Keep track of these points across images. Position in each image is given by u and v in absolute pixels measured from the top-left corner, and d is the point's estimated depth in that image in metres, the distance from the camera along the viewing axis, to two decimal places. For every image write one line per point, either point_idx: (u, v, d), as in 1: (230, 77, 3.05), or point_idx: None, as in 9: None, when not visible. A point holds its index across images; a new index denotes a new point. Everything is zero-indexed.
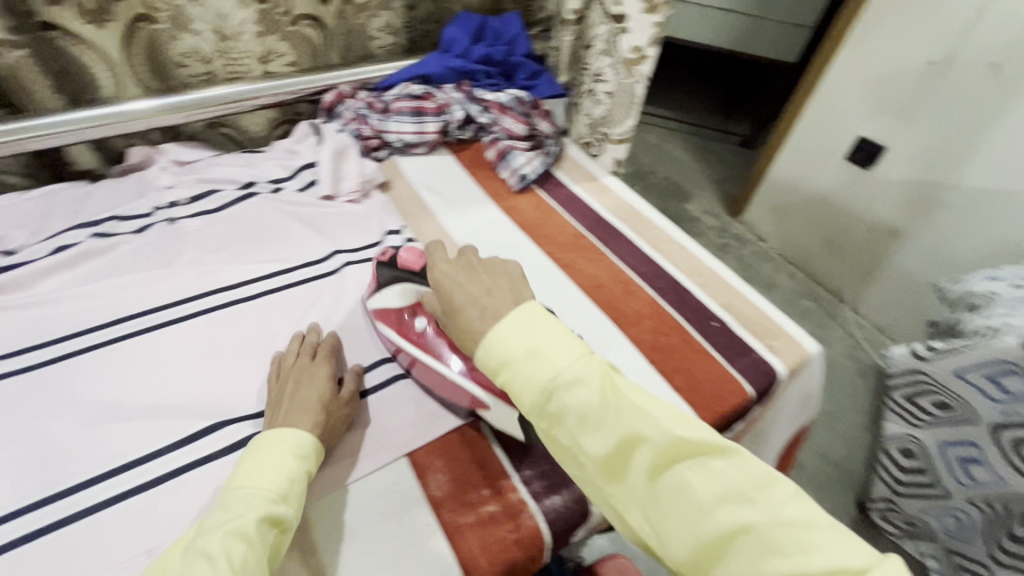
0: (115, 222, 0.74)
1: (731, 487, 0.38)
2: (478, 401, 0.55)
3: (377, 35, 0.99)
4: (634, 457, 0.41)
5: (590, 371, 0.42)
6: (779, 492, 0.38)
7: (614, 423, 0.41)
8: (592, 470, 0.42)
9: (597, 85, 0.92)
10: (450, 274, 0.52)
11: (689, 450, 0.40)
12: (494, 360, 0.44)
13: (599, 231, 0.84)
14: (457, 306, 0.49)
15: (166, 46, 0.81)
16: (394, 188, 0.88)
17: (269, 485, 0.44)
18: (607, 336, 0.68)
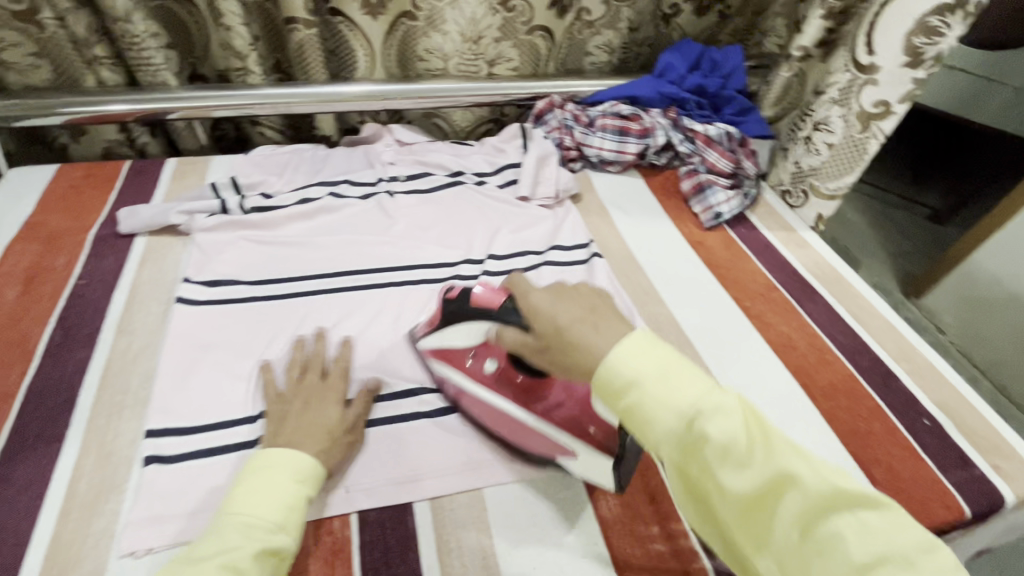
0: (347, 186, 0.83)
1: (890, 546, 0.30)
2: (563, 449, 0.53)
3: (594, 52, 1.01)
4: (780, 504, 0.33)
5: (730, 404, 0.35)
6: (938, 558, 0.30)
7: (763, 460, 0.33)
8: (725, 511, 0.35)
9: (816, 135, 0.86)
10: (544, 302, 0.43)
11: (843, 501, 0.32)
12: (621, 380, 0.37)
13: (793, 288, 0.78)
14: (563, 336, 0.40)
15: (417, 41, 0.90)
16: (584, 200, 0.90)
17: (266, 514, 0.41)
18: (796, 403, 0.64)
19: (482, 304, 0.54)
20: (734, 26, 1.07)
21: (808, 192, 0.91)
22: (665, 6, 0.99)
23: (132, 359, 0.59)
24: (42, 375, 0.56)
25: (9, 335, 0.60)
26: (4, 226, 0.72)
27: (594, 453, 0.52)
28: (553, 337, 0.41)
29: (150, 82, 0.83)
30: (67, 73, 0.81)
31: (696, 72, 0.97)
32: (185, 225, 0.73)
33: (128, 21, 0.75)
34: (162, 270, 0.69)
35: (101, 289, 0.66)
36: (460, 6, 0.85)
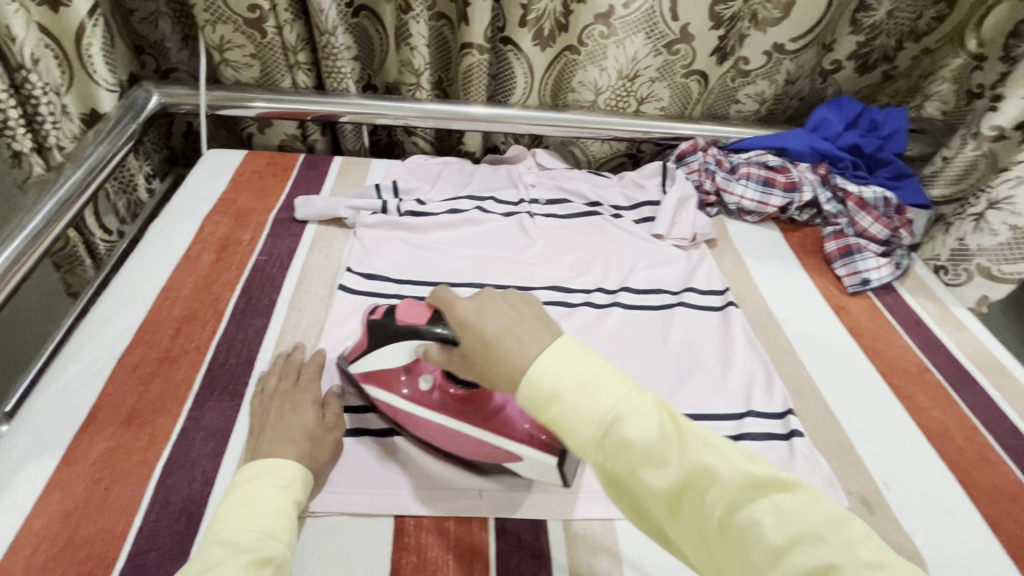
0: (492, 203, 0.87)
1: (802, 525, 0.34)
2: (511, 456, 0.51)
3: (742, 100, 1.00)
4: (701, 494, 0.36)
5: (641, 401, 0.38)
6: (849, 528, 0.34)
7: (680, 456, 0.36)
8: (656, 508, 0.38)
9: (993, 214, 0.80)
10: (470, 315, 0.44)
11: (757, 487, 0.35)
12: (541, 392, 0.39)
13: (950, 373, 0.73)
14: (490, 339, 0.42)
15: (574, 73, 0.93)
16: (719, 246, 0.88)
17: (252, 526, 0.41)
18: (952, 500, 0.59)
19: (405, 321, 0.52)
20: (895, 88, 1.03)
21: (973, 271, 0.85)
22: (827, 62, 0.98)
23: (301, 334, 0.65)
24: (229, 336, 0.64)
25: (204, 295, 0.68)
26: (202, 199, 0.82)
27: (539, 458, 0.50)
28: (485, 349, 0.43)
29: (334, 88, 0.91)
30: (270, 74, 0.90)
31: (852, 130, 0.94)
32: (351, 219, 0.81)
33: (331, 34, 0.83)
34: (328, 257, 0.76)
35: (278, 267, 0.73)
36: (625, 45, 0.89)
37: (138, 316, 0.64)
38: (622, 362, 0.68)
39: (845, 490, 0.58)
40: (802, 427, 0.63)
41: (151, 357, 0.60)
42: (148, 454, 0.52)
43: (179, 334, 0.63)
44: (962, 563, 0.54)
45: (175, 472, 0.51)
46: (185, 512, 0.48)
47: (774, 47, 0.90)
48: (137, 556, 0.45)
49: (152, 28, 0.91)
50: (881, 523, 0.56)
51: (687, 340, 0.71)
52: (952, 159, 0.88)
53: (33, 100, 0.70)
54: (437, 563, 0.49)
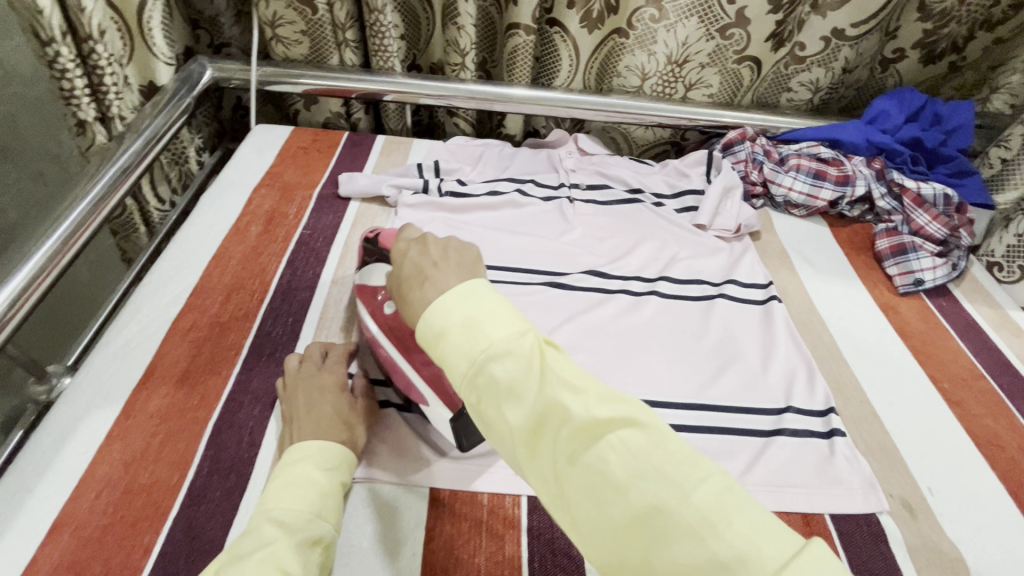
0: (533, 186, 0.87)
1: (647, 465, 0.31)
2: (421, 397, 0.53)
3: (795, 89, 0.96)
4: (555, 433, 0.33)
5: (520, 344, 0.36)
6: (698, 472, 0.31)
7: (538, 391, 0.34)
8: (515, 449, 0.35)
9: None
10: (404, 251, 0.46)
11: (607, 425, 0.32)
12: (431, 331, 0.38)
13: (1005, 380, 0.70)
14: (404, 281, 0.44)
15: (622, 57, 0.91)
16: (763, 239, 0.86)
17: (303, 506, 0.43)
18: (1001, 510, 0.57)
19: (387, 244, 0.59)
20: (961, 81, 0.97)
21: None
22: (888, 49, 0.93)
23: (343, 307, 0.67)
24: (275, 306, 0.66)
25: (252, 265, 0.70)
26: (251, 172, 0.85)
27: (438, 404, 0.51)
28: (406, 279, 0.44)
29: (380, 66, 0.91)
30: (320, 50, 0.92)
31: (913, 123, 0.90)
32: (393, 198, 0.82)
33: (380, 12, 0.83)
34: (369, 234, 0.78)
35: (322, 241, 0.75)
36: (676, 29, 0.86)
37: (191, 282, 0.67)
38: (658, 350, 0.67)
39: (887, 492, 0.57)
40: (844, 427, 0.61)
41: (202, 321, 0.63)
42: (200, 413, 0.54)
43: (228, 301, 0.65)
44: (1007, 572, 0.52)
45: (225, 432, 0.53)
46: (234, 471, 0.50)
47: (834, 33, 0.86)
48: (189, 508, 0.48)
49: (208, 3, 0.93)
50: (924, 529, 0.54)
51: (727, 333, 0.70)
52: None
53: (99, 70, 0.73)
54: (469, 535, 0.50)
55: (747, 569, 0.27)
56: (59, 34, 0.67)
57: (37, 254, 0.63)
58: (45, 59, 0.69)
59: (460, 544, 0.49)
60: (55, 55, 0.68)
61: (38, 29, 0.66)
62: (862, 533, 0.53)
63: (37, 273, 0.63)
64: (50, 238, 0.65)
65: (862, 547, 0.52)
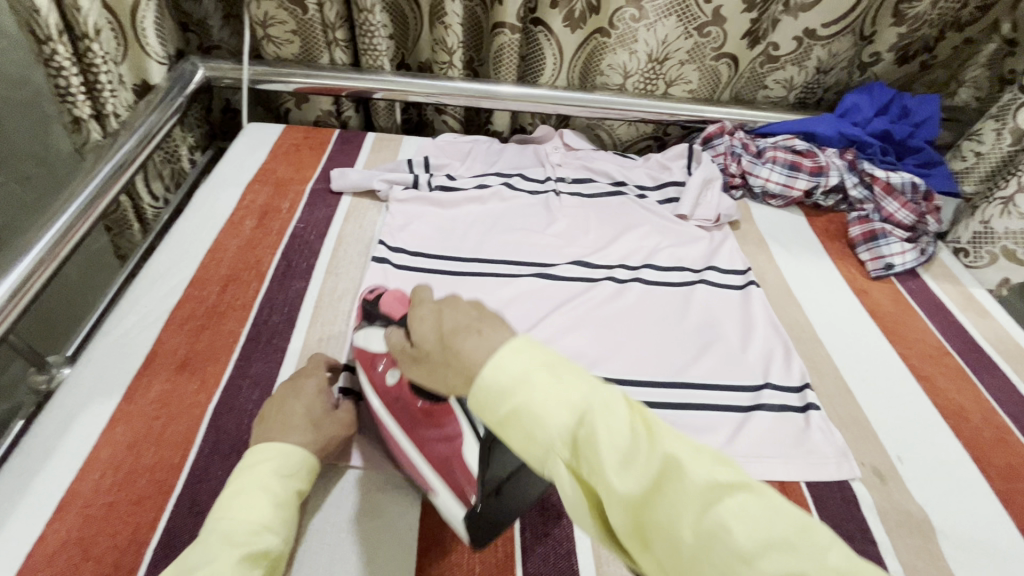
0: (520, 180, 0.89)
1: (781, 535, 0.26)
2: (427, 483, 0.51)
3: (771, 86, 1.00)
4: (661, 496, 0.28)
5: (614, 399, 0.32)
6: (828, 540, 0.26)
7: (642, 452, 0.30)
8: (614, 519, 0.30)
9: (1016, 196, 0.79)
10: (433, 309, 0.38)
11: (724, 488, 0.28)
12: (500, 379, 0.33)
13: (970, 357, 0.73)
14: (446, 345, 0.36)
15: (604, 55, 0.94)
16: (742, 228, 0.89)
17: (255, 518, 0.41)
18: (966, 474, 0.60)
19: (389, 312, 0.51)
20: (931, 78, 1.01)
21: (996, 254, 0.83)
22: (867, 55, 0.96)
23: (337, 297, 0.69)
24: (271, 295, 0.67)
25: (247, 257, 0.72)
26: (244, 168, 0.86)
27: (449, 497, 0.49)
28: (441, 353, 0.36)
29: (369, 65, 0.94)
30: (310, 50, 0.94)
31: (882, 116, 0.94)
32: (385, 193, 0.84)
33: (369, 11, 0.85)
34: (361, 227, 0.80)
35: (316, 234, 0.77)
36: (655, 28, 0.89)
37: (188, 273, 0.68)
38: (642, 333, 0.70)
39: (858, 461, 0.60)
40: (819, 401, 0.64)
41: (200, 311, 0.64)
42: (200, 397, 0.56)
43: (225, 292, 0.67)
44: (970, 531, 0.55)
45: (225, 415, 0.55)
46: (235, 450, 0.52)
47: (806, 32, 0.90)
48: (192, 486, 0.49)
49: (197, 5, 0.95)
50: (893, 494, 0.57)
51: (708, 315, 0.73)
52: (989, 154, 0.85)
53: (93, 68, 0.75)
54: None
55: None
56: (55, 33, 0.69)
57: (36, 247, 0.65)
58: (41, 58, 0.71)
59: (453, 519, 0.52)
60: (51, 54, 0.70)
61: (34, 28, 0.68)
62: (835, 498, 0.57)
63: (37, 265, 0.64)
64: (48, 232, 0.67)
65: (835, 511, 0.56)
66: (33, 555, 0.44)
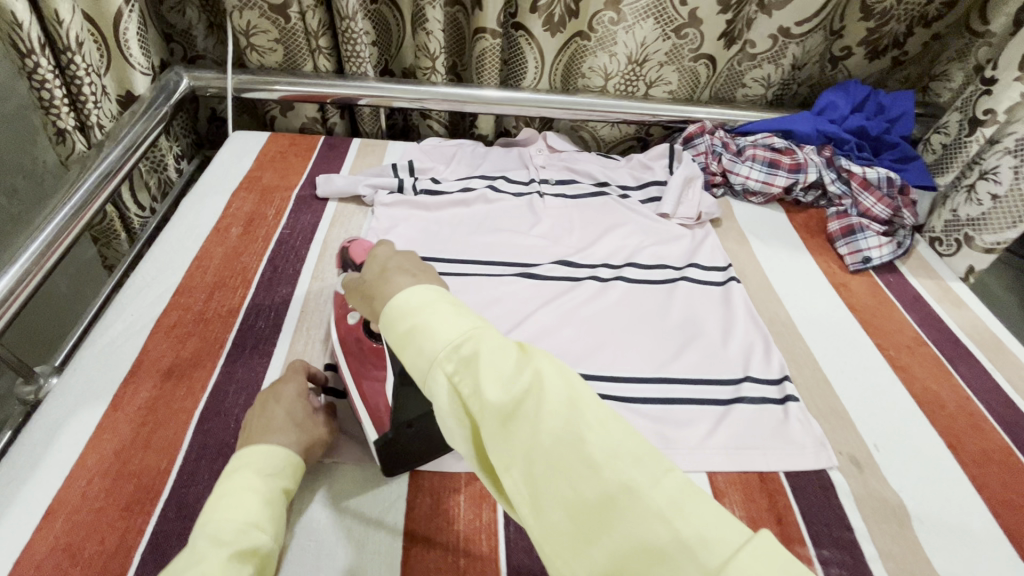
0: (504, 182, 0.91)
1: (621, 446, 0.32)
2: (357, 412, 0.56)
3: (748, 84, 1.01)
4: (527, 410, 0.33)
5: (501, 334, 0.37)
6: (657, 459, 0.32)
7: (518, 373, 0.35)
8: (485, 428, 0.34)
9: (980, 183, 0.83)
10: (383, 258, 0.50)
11: (577, 404, 0.33)
12: (410, 305, 0.39)
13: (945, 346, 0.75)
14: (383, 276, 0.46)
15: (585, 58, 0.96)
16: (723, 226, 0.91)
17: (241, 515, 0.41)
18: (941, 461, 0.61)
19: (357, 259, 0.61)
20: (905, 74, 1.04)
21: (962, 242, 0.87)
22: (836, 48, 0.99)
23: (322, 301, 0.70)
24: (257, 301, 0.68)
25: (233, 264, 0.72)
26: (230, 177, 0.87)
27: (370, 424, 0.54)
28: (377, 273, 0.47)
29: (353, 72, 0.95)
30: (294, 58, 0.95)
31: (859, 113, 0.95)
32: (370, 198, 0.85)
33: (351, 19, 0.86)
34: (347, 232, 0.81)
35: (302, 239, 0.78)
36: (634, 30, 0.91)
37: (174, 281, 0.69)
38: (625, 330, 0.71)
39: (836, 450, 0.61)
40: (798, 393, 0.66)
41: (186, 317, 0.65)
42: (186, 403, 0.57)
43: (211, 298, 0.68)
44: (945, 516, 0.56)
45: (211, 420, 0.55)
46: (221, 455, 0.53)
47: (780, 31, 0.91)
48: (179, 490, 0.50)
49: (181, 16, 0.96)
50: (869, 481, 0.59)
51: (689, 312, 0.74)
52: (953, 148, 0.88)
53: (77, 80, 0.75)
54: (449, 504, 0.53)
55: (705, 548, 0.28)
56: (38, 46, 0.69)
57: (21, 258, 0.65)
58: (24, 70, 0.71)
59: (440, 513, 0.52)
60: (34, 66, 0.71)
61: (17, 42, 0.68)
62: (813, 486, 0.58)
63: (23, 276, 0.64)
64: (33, 243, 0.67)
65: (814, 499, 0.57)
66: (20, 563, 0.45)
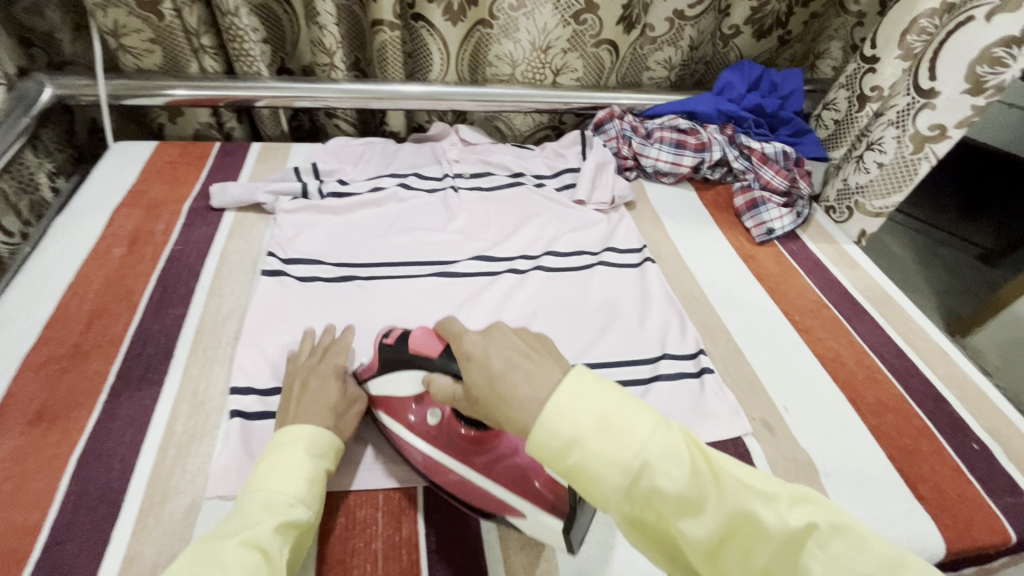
0: (416, 179, 0.88)
1: (854, 570, 0.32)
2: (512, 510, 0.47)
3: (653, 67, 1.04)
4: (741, 542, 0.34)
5: (678, 451, 0.36)
6: (902, 573, 0.32)
7: (717, 501, 0.35)
8: (693, 556, 0.36)
9: (868, 153, 0.89)
10: (471, 347, 0.42)
11: (789, 528, 0.34)
12: (563, 434, 0.36)
13: (843, 306, 0.80)
14: (496, 376, 0.40)
15: (488, 48, 0.95)
16: (638, 208, 0.92)
17: (288, 490, 0.43)
18: (844, 417, 0.65)
19: (416, 350, 0.49)
20: (792, 52, 1.10)
21: (853, 208, 0.93)
22: (725, 26, 1.02)
23: (220, 320, 0.65)
24: (145, 327, 0.62)
25: (115, 289, 0.66)
26: (111, 192, 0.79)
27: (541, 515, 0.45)
28: (489, 387, 0.40)
29: (244, 71, 0.88)
30: (175, 59, 0.87)
31: (755, 92, 1.00)
32: (271, 205, 0.80)
33: (235, 15, 0.80)
34: (247, 244, 0.75)
35: (196, 255, 0.72)
36: (534, 17, 0.90)
37: (44, 314, 0.62)
38: (543, 319, 0.71)
39: (749, 417, 0.64)
40: (712, 365, 0.68)
41: (60, 353, 0.58)
42: (61, 448, 0.51)
43: (90, 329, 0.61)
44: (849, 468, 0.60)
45: (92, 463, 0.50)
46: (104, 501, 0.48)
47: (676, 13, 0.94)
48: (53, 548, 0.45)
49: (40, 18, 0.85)
50: (780, 443, 0.62)
51: (606, 295, 0.75)
52: (842, 120, 0.94)
53: None
54: (366, 521, 0.51)
55: None
56: None
57: None
58: None
59: (356, 534, 0.50)
60: None
61: None
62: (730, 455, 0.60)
63: None
64: None
65: None
66: None
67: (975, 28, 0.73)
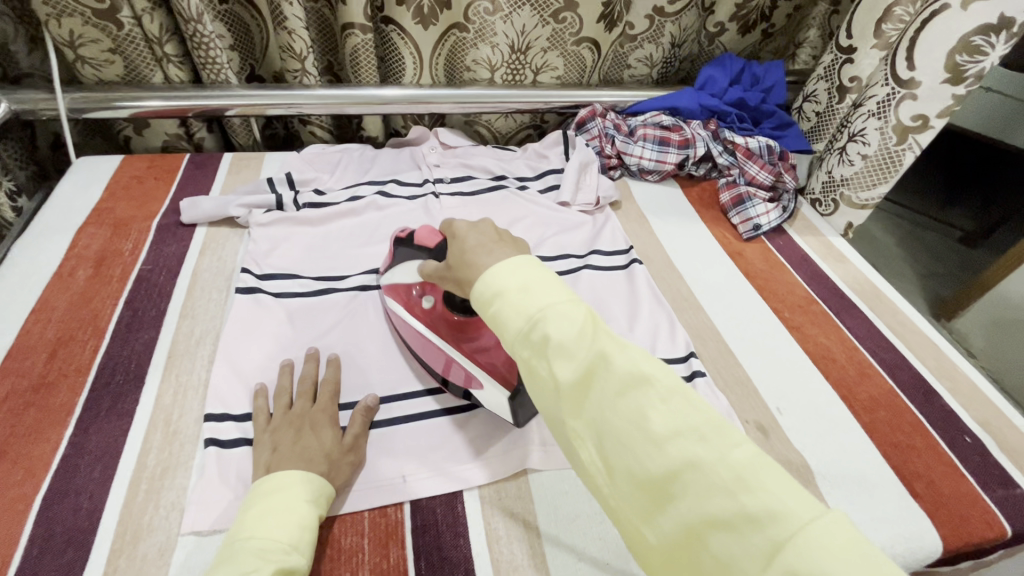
0: (395, 186, 0.85)
1: (689, 423, 0.31)
2: (474, 383, 0.56)
3: (633, 65, 1.02)
4: (595, 387, 0.33)
5: (572, 307, 0.36)
6: (733, 436, 0.31)
7: (588, 347, 0.34)
8: (558, 404, 0.35)
9: (851, 145, 0.88)
10: (459, 227, 0.46)
11: (645, 382, 0.32)
12: (496, 284, 0.38)
13: (832, 300, 0.79)
14: (466, 249, 0.43)
15: (465, 52, 0.92)
16: (623, 208, 0.91)
17: (281, 536, 0.42)
18: (837, 415, 0.64)
19: (422, 243, 0.57)
20: (774, 45, 1.09)
21: (839, 201, 0.93)
22: (710, 24, 1.01)
23: (194, 343, 0.62)
24: (113, 353, 0.59)
25: (81, 314, 0.63)
26: (75, 211, 0.76)
27: (498, 389, 0.54)
28: (459, 255, 0.44)
29: (211, 80, 0.85)
30: (136, 69, 0.84)
31: (736, 86, 0.98)
32: (244, 218, 0.77)
33: (198, 22, 0.77)
34: (220, 260, 0.73)
35: (166, 274, 0.69)
36: (511, 19, 0.88)
37: (4, 344, 0.59)
38: None
39: (743, 419, 0.63)
40: (703, 368, 0.67)
41: (22, 385, 0.55)
42: (24, 488, 0.48)
43: (54, 358, 0.58)
44: (844, 469, 0.59)
45: (58, 504, 0.47)
46: (71, 544, 0.45)
47: (655, 10, 0.92)
48: None
49: None
50: (775, 445, 0.61)
51: (594, 299, 0.73)
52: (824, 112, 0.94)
53: None
54: (352, 549, 0.49)
55: (776, 523, 0.27)
56: None
57: None
58: None
59: (341, 565, 0.47)
60: None
61: None
62: None
63: None
64: None
65: None
66: None
67: (952, 15, 0.72)
